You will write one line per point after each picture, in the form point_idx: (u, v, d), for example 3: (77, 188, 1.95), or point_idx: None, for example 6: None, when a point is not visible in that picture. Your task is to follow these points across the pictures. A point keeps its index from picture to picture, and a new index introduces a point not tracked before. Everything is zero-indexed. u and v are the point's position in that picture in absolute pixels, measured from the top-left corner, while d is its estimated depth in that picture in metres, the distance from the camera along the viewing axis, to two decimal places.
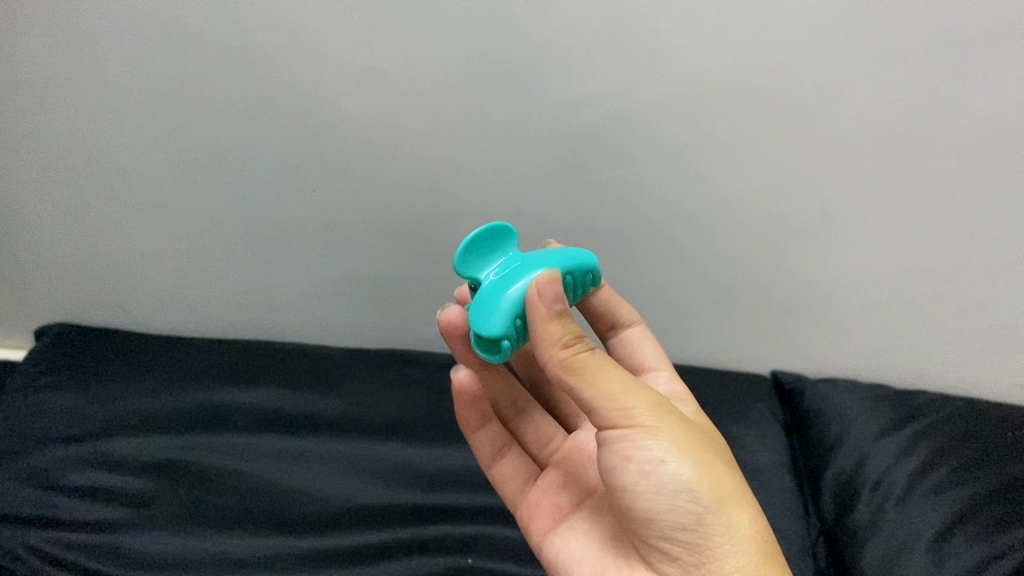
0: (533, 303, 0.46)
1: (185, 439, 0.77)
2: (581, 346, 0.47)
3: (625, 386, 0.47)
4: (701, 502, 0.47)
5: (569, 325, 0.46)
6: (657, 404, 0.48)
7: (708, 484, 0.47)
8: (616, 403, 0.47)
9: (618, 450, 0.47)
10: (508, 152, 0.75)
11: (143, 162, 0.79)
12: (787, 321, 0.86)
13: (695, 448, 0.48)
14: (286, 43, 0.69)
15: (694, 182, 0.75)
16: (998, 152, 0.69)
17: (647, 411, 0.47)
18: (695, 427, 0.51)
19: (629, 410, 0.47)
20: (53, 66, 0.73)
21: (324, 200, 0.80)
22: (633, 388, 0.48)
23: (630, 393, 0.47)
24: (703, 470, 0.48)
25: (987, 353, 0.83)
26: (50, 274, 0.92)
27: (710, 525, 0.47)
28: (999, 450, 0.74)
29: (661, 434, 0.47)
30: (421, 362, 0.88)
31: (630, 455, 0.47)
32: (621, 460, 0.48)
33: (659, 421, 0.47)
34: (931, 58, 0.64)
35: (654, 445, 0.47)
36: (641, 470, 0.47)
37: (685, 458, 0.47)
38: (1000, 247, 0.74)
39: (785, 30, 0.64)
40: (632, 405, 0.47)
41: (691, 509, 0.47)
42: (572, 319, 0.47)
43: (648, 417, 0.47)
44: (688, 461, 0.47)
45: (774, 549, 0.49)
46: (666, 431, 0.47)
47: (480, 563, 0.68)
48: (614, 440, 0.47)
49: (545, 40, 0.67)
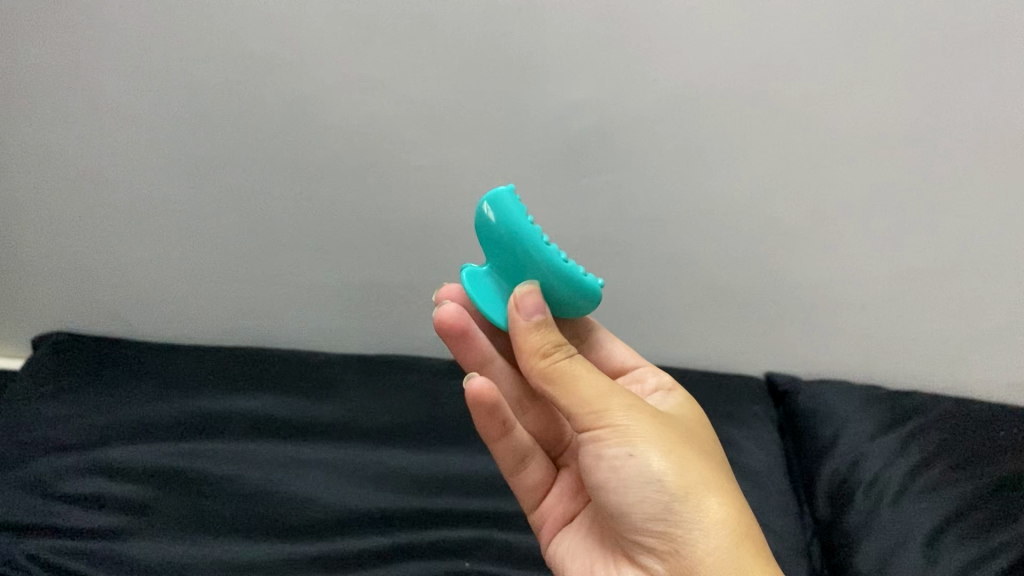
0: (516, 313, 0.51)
1: (183, 446, 0.77)
2: (560, 355, 0.50)
3: (598, 389, 0.50)
4: (667, 490, 0.47)
5: (548, 336, 0.50)
6: (624, 402, 0.50)
7: (676, 472, 0.48)
8: (586, 402, 0.49)
9: (590, 449, 0.50)
10: (504, 157, 0.75)
11: (139, 170, 0.80)
12: (781, 324, 0.87)
13: (664, 442, 0.49)
14: (283, 50, 0.70)
15: (686, 186, 0.76)
16: (984, 153, 0.70)
17: (614, 409, 0.49)
18: (671, 423, 0.52)
19: (596, 408, 0.49)
20: (55, 74, 0.74)
21: (320, 207, 0.81)
22: (601, 388, 0.50)
23: (600, 393, 0.49)
24: (669, 461, 0.49)
25: (979, 353, 0.83)
26: (45, 282, 0.92)
27: (679, 513, 0.47)
28: (991, 449, 0.75)
29: (629, 430, 0.49)
30: (417, 367, 0.88)
31: (599, 453, 0.49)
32: (593, 459, 0.50)
33: (628, 417, 0.49)
34: (917, 60, 0.66)
35: (621, 441, 0.48)
36: (611, 468, 0.49)
37: (650, 452, 0.48)
38: (989, 247, 0.75)
39: (774, 34, 0.66)
40: (603, 406, 0.49)
41: (659, 498, 0.47)
42: (555, 331, 0.51)
43: (619, 415, 0.49)
44: (656, 453, 0.48)
45: (756, 535, 0.48)
46: (636, 426, 0.49)
47: (478, 566, 0.68)
48: (586, 441, 0.50)
49: (540, 47, 0.68)
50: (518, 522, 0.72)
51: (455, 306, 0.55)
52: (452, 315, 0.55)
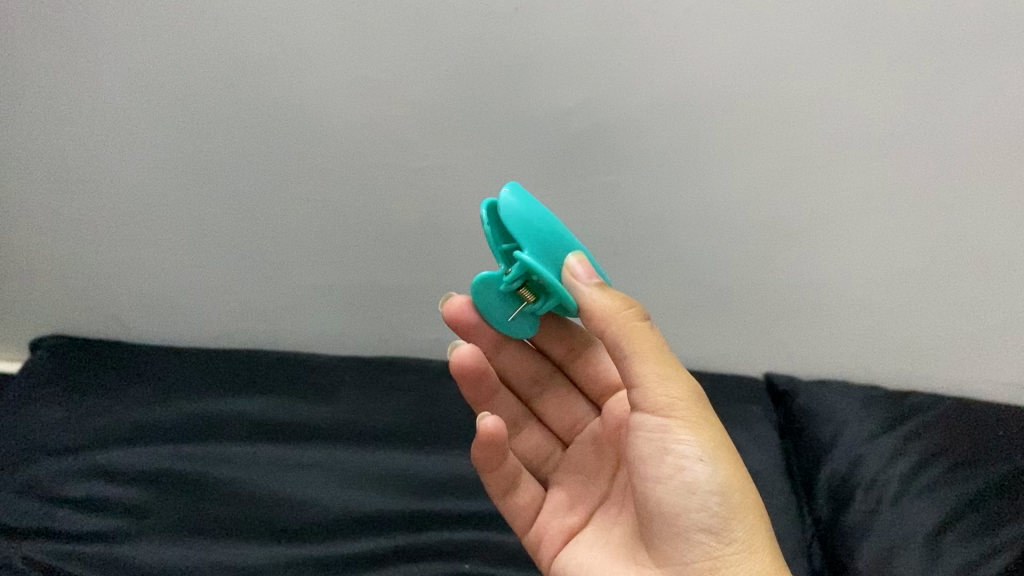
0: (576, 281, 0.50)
1: (182, 449, 0.77)
2: (640, 323, 0.51)
3: (680, 380, 0.51)
4: (728, 503, 0.50)
5: (620, 296, 0.51)
6: (700, 405, 0.52)
7: (737, 488, 0.51)
8: (667, 388, 0.50)
9: (660, 440, 0.51)
10: (501, 158, 0.75)
11: (138, 174, 0.80)
12: (779, 324, 0.86)
13: (730, 455, 0.52)
14: (279, 53, 0.70)
15: (683, 186, 0.76)
16: (983, 151, 0.70)
17: (694, 410, 0.51)
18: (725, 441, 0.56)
19: (675, 403, 0.50)
20: (55, 79, 0.74)
21: (316, 209, 0.81)
22: (686, 385, 0.51)
23: (682, 386, 0.51)
24: (735, 475, 0.51)
25: (980, 352, 0.83)
26: (46, 286, 0.92)
27: (732, 530, 0.50)
28: (992, 448, 0.74)
29: (699, 432, 0.51)
30: (414, 369, 0.88)
31: (668, 447, 0.51)
32: (659, 452, 0.51)
33: (700, 419, 0.51)
34: (914, 59, 0.66)
35: (696, 443, 0.50)
36: (674, 466, 0.50)
37: (718, 462, 0.51)
38: (989, 245, 0.75)
39: (771, 33, 0.65)
40: (681, 400, 0.51)
41: (719, 510, 0.50)
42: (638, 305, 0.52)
43: (693, 414, 0.51)
44: (722, 464, 0.51)
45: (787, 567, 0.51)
46: (706, 430, 0.51)
47: (478, 568, 0.68)
48: (656, 430, 0.51)
49: (535, 48, 0.68)
50: None
51: (469, 348, 0.60)
52: (468, 356, 0.60)
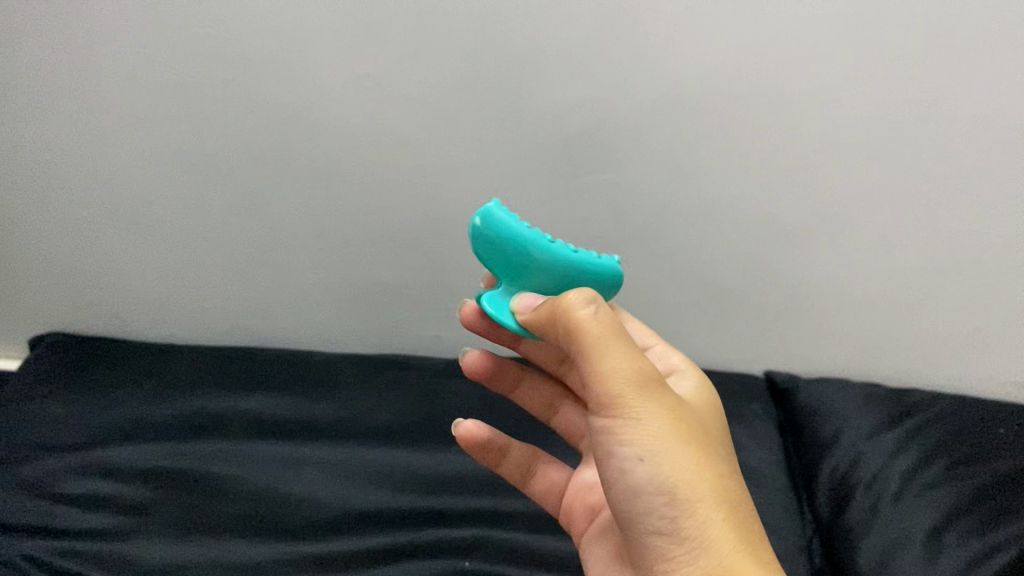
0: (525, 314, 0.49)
1: (183, 446, 0.77)
2: (576, 315, 0.45)
3: (617, 371, 0.44)
4: (676, 504, 0.44)
5: (555, 302, 0.47)
6: (653, 392, 0.45)
7: (689, 488, 0.44)
8: (608, 380, 0.44)
9: (603, 441, 0.46)
10: (501, 156, 0.75)
11: (137, 171, 0.80)
12: (780, 322, 0.86)
13: (689, 448, 0.45)
14: (279, 50, 0.70)
15: (684, 184, 0.75)
16: (985, 149, 0.69)
17: (642, 400, 0.44)
18: (697, 427, 0.47)
19: (618, 396, 0.44)
20: (54, 75, 0.74)
21: (317, 206, 0.80)
22: (633, 372, 0.45)
23: (626, 376, 0.44)
24: (695, 468, 0.44)
25: (981, 349, 0.83)
26: (45, 284, 0.92)
27: (685, 533, 0.43)
28: (992, 447, 0.74)
29: (643, 428, 0.44)
30: (414, 367, 0.88)
31: (611, 447, 0.46)
32: (606, 453, 0.46)
33: (644, 412, 0.44)
34: (917, 55, 0.65)
35: (645, 439, 0.44)
36: (621, 465, 0.45)
37: (671, 456, 0.44)
38: (991, 243, 0.75)
39: (772, 30, 0.65)
40: (618, 394, 0.44)
41: (666, 512, 0.44)
42: (580, 297, 0.46)
43: (634, 407, 0.44)
44: (669, 460, 0.44)
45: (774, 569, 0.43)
46: (651, 423, 0.44)
47: (478, 565, 0.67)
48: (600, 429, 0.46)
49: (535, 46, 0.68)
50: (518, 521, 0.71)
51: (475, 353, 0.64)
52: (472, 361, 0.64)
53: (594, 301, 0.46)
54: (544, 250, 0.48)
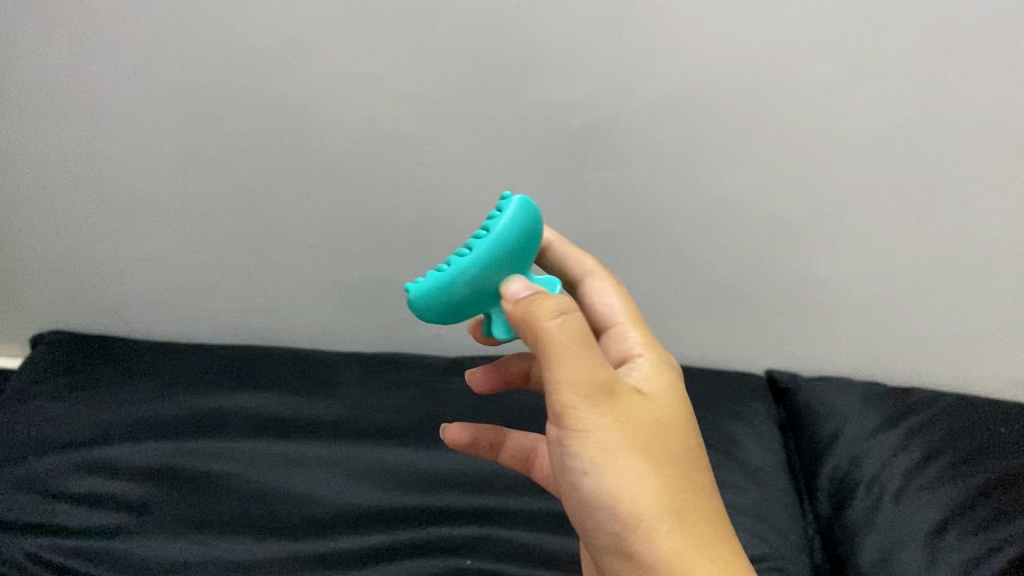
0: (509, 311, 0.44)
1: (183, 445, 0.77)
2: (544, 320, 0.42)
3: (567, 384, 0.42)
4: (622, 521, 0.43)
5: (528, 304, 0.43)
6: (603, 404, 0.43)
7: (634, 504, 0.43)
8: (561, 389, 0.43)
9: (557, 450, 0.45)
10: (504, 154, 0.75)
11: (139, 170, 0.80)
12: (782, 321, 0.86)
13: (638, 461, 0.43)
14: (281, 48, 0.70)
15: (686, 182, 0.75)
16: (988, 147, 0.69)
17: (594, 413, 0.43)
18: (655, 434, 0.45)
19: (568, 407, 0.43)
20: (55, 71, 0.74)
21: (319, 205, 0.81)
22: (586, 383, 0.43)
23: (580, 387, 0.42)
24: (647, 482, 0.43)
25: (983, 347, 0.83)
26: (48, 284, 0.92)
27: (631, 547, 0.43)
28: (994, 445, 0.74)
29: (590, 442, 0.43)
30: (416, 365, 0.88)
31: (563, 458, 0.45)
32: (560, 462, 0.46)
33: (591, 425, 0.43)
34: (920, 53, 0.65)
35: (597, 453, 0.43)
36: (572, 477, 0.45)
37: (621, 471, 0.43)
38: (992, 241, 0.75)
39: (774, 28, 0.65)
40: (566, 407, 0.43)
41: (613, 527, 0.44)
42: (546, 297, 0.43)
43: (580, 420, 0.43)
44: (616, 476, 0.43)
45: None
46: (598, 437, 0.43)
47: (479, 564, 0.67)
48: (554, 438, 0.45)
49: (537, 44, 0.68)
50: (519, 519, 0.71)
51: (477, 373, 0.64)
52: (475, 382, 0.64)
53: (560, 304, 0.43)
54: (463, 274, 0.44)
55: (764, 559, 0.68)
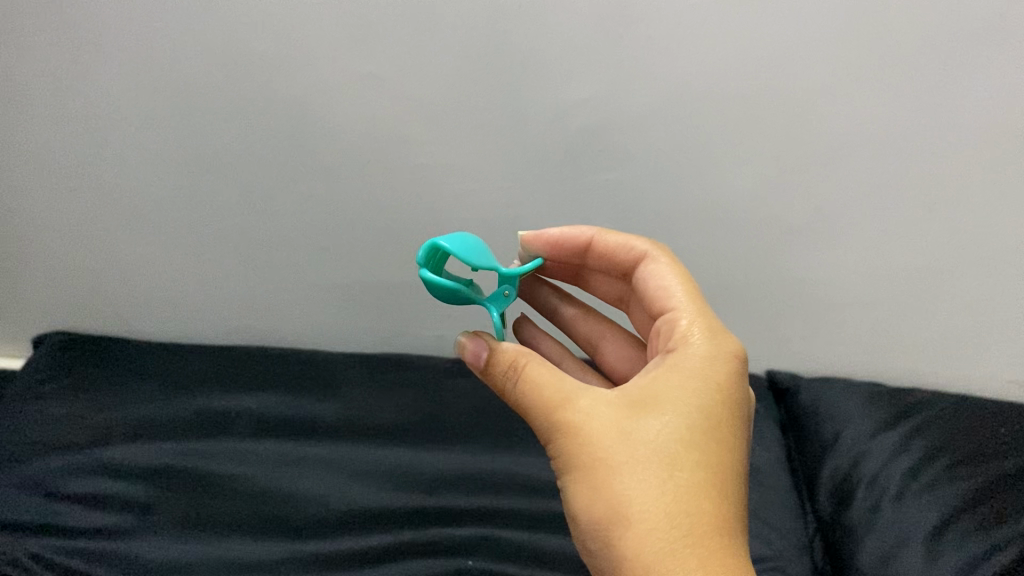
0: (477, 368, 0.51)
1: (185, 445, 0.77)
2: (510, 383, 0.49)
3: (531, 413, 0.48)
4: (584, 526, 0.45)
5: (495, 375, 0.50)
6: (558, 421, 0.47)
7: (590, 510, 0.45)
8: (533, 424, 0.48)
9: None
10: (504, 155, 0.75)
11: (141, 172, 0.80)
12: (782, 322, 0.86)
13: (593, 467, 0.45)
14: (282, 50, 0.70)
15: (687, 183, 0.75)
16: (988, 149, 0.69)
17: (549, 424, 0.47)
18: (619, 441, 0.45)
19: (535, 429, 0.48)
20: (57, 74, 0.74)
21: (320, 207, 0.81)
22: (540, 406, 0.47)
23: (539, 414, 0.47)
24: (602, 487, 0.44)
25: (986, 347, 0.82)
26: (50, 285, 0.92)
27: (598, 553, 0.45)
28: (996, 445, 0.74)
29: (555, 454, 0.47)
30: (417, 366, 0.88)
31: None
32: None
33: (553, 440, 0.47)
34: (920, 54, 0.65)
35: (558, 460, 0.47)
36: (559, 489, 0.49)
37: (578, 475, 0.46)
38: (994, 241, 0.75)
39: (774, 29, 0.65)
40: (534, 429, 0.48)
41: (581, 534, 0.46)
42: (499, 350, 0.50)
43: (544, 437, 0.48)
44: (575, 485, 0.46)
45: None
46: (558, 449, 0.47)
47: (480, 564, 0.67)
48: None
49: (538, 46, 0.68)
50: (519, 521, 0.71)
51: None
52: None
53: (513, 353, 0.49)
54: None
55: (764, 560, 0.68)
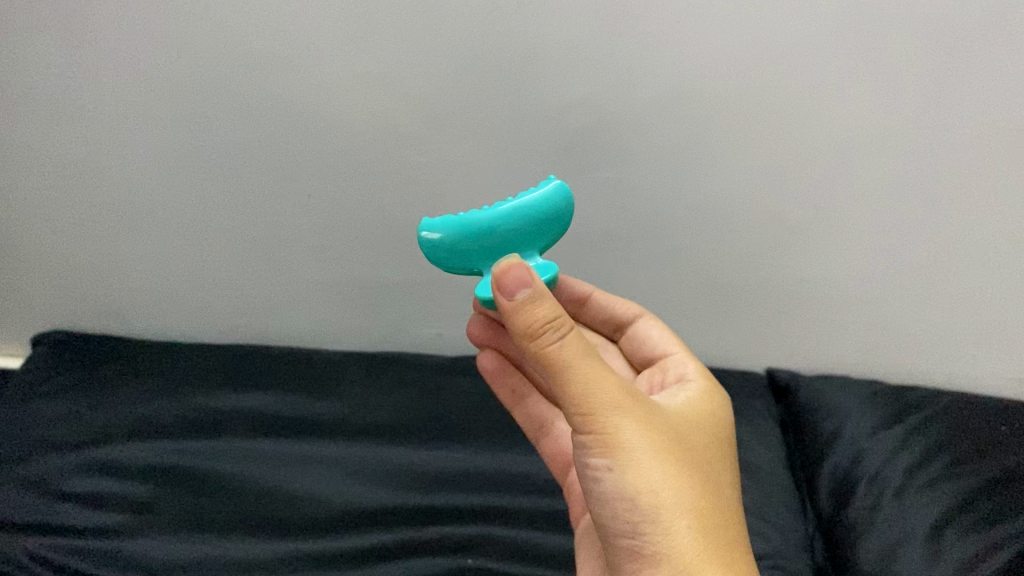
0: (497, 294, 0.44)
1: (185, 444, 0.77)
2: (552, 339, 0.43)
3: (587, 389, 0.43)
4: (641, 511, 0.44)
5: (535, 317, 0.43)
6: (624, 405, 0.44)
7: (652, 494, 0.44)
8: (580, 401, 0.44)
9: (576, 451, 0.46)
10: (503, 153, 0.75)
11: (139, 170, 0.80)
12: (782, 320, 0.86)
13: (658, 455, 0.45)
14: (281, 49, 0.70)
15: (687, 181, 0.75)
16: (986, 147, 0.69)
17: (612, 408, 0.44)
18: (671, 435, 0.47)
19: (591, 410, 0.44)
20: (55, 72, 0.74)
21: (320, 205, 0.81)
22: (606, 387, 0.44)
23: (599, 394, 0.44)
24: (664, 473, 0.45)
25: (984, 344, 0.82)
26: (48, 284, 0.92)
27: (648, 538, 0.44)
28: (996, 442, 0.74)
29: (612, 439, 0.44)
30: (417, 365, 0.88)
31: (583, 459, 0.46)
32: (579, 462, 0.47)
33: (617, 425, 0.44)
34: (920, 53, 0.65)
35: (615, 445, 0.44)
36: (591, 474, 0.46)
37: (639, 460, 0.44)
38: (993, 238, 0.75)
39: (774, 28, 0.65)
40: (587, 408, 0.44)
41: (630, 519, 0.45)
42: (547, 299, 0.43)
43: (602, 419, 0.44)
44: (636, 470, 0.44)
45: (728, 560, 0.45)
46: (622, 434, 0.44)
47: (481, 563, 0.67)
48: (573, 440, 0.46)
49: (538, 44, 0.68)
50: (521, 519, 0.71)
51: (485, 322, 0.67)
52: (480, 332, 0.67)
53: (560, 310, 0.43)
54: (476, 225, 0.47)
55: (765, 557, 0.68)
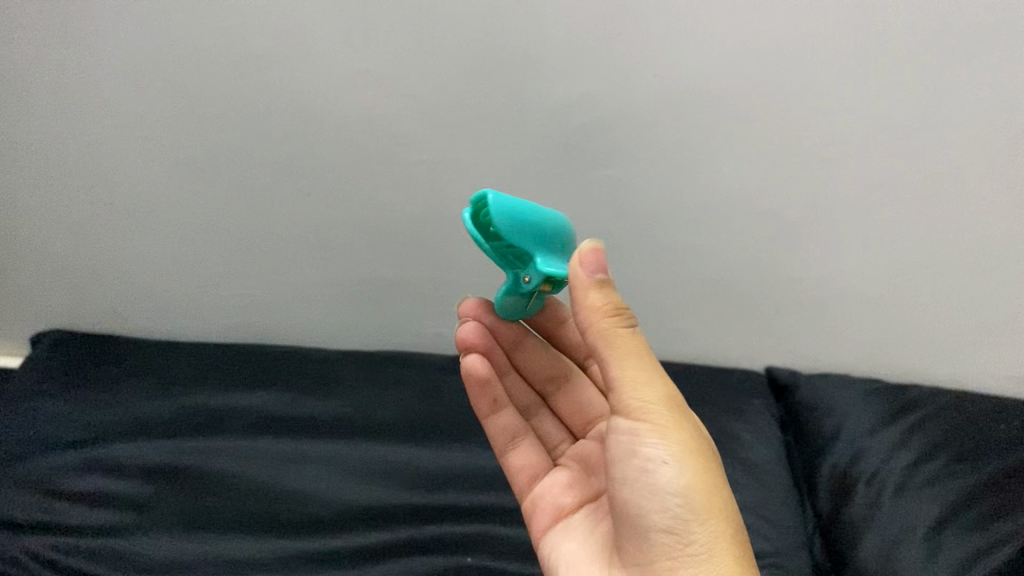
0: (577, 270, 0.48)
1: (183, 443, 0.77)
2: (624, 323, 0.48)
3: (650, 381, 0.48)
4: (690, 505, 0.47)
5: (610, 299, 0.48)
6: (678, 408, 0.49)
7: (702, 490, 0.48)
8: (642, 390, 0.47)
9: (626, 442, 0.48)
10: (502, 151, 0.75)
11: (138, 169, 0.80)
12: (782, 319, 0.86)
13: (704, 458, 0.49)
14: (280, 47, 0.70)
15: (686, 179, 0.75)
16: (984, 145, 0.69)
17: (670, 406, 0.48)
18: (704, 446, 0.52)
19: (653, 403, 0.48)
20: (55, 71, 0.74)
21: (319, 204, 0.81)
22: (664, 386, 0.48)
23: (659, 388, 0.48)
24: (709, 475, 0.48)
25: (983, 343, 0.82)
26: (48, 283, 0.92)
27: (693, 532, 0.47)
28: (994, 441, 0.74)
29: (667, 432, 0.48)
30: (416, 364, 0.88)
31: (635, 450, 0.48)
32: (626, 453, 0.48)
33: (673, 421, 0.48)
34: (916, 51, 0.65)
35: (671, 438, 0.48)
36: (642, 465, 0.48)
37: (691, 459, 0.48)
38: (992, 237, 0.75)
39: (772, 27, 0.65)
40: (647, 398, 0.47)
41: (679, 512, 0.47)
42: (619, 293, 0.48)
43: (660, 412, 0.48)
44: (689, 467, 0.48)
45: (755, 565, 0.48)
46: (676, 432, 0.48)
47: (480, 562, 0.67)
48: (625, 429, 0.49)
49: (537, 42, 0.68)
50: (520, 518, 0.71)
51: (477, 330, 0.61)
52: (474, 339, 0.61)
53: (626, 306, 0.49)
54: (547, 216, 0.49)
55: (764, 555, 0.68)
